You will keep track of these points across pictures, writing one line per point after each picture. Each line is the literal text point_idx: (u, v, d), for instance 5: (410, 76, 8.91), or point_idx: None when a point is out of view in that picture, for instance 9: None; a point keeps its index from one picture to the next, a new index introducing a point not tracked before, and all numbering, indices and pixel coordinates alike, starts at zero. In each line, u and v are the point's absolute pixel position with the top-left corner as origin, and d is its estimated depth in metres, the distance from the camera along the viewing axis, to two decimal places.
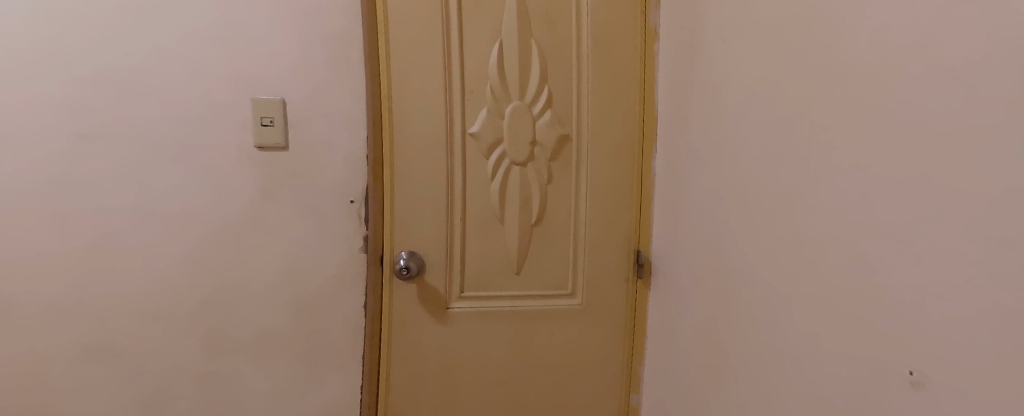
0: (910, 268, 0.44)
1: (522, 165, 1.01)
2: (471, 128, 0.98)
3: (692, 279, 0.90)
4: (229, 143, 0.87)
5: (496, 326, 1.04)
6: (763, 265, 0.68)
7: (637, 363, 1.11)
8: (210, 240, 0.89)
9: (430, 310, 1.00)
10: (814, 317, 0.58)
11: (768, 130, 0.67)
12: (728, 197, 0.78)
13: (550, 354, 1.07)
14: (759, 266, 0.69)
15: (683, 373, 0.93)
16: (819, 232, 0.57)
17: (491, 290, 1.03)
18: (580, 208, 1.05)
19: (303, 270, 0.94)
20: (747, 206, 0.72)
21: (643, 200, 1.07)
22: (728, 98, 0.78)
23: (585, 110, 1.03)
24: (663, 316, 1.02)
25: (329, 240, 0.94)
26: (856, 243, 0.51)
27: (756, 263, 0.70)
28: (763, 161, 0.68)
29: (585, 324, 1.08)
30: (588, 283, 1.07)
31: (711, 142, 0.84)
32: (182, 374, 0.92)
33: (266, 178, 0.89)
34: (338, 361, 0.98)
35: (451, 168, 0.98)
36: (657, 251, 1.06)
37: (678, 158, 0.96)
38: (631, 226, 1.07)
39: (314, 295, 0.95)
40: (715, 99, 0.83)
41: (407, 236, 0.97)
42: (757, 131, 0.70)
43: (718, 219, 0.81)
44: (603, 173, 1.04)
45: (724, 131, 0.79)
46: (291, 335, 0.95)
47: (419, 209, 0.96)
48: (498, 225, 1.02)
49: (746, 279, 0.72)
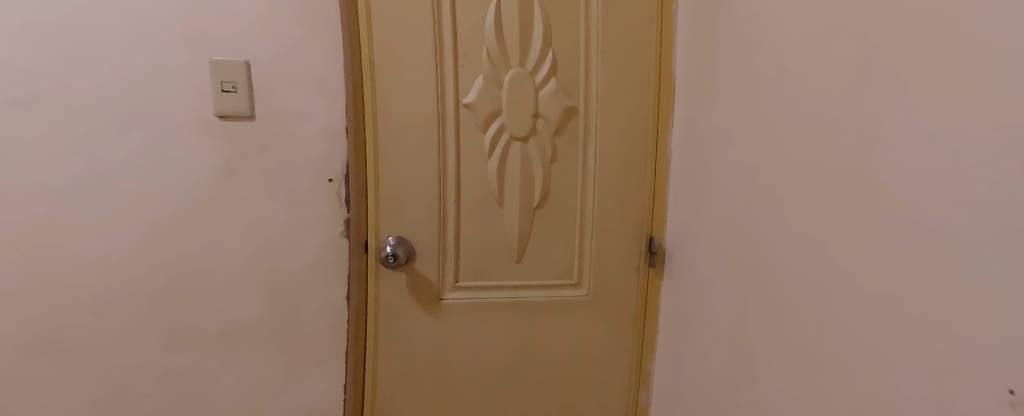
0: (1005, 257, 0.33)
1: (523, 140, 0.90)
2: (466, 98, 0.86)
3: (715, 269, 0.80)
4: (188, 112, 0.76)
5: (494, 319, 0.94)
6: (802, 256, 0.58)
7: (648, 358, 1.02)
8: (172, 222, 0.79)
9: (421, 301, 0.90)
10: (869, 321, 0.48)
11: (811, 92, 0.56)
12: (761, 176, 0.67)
13: (553, 348, 0.98)
14: (798, 258, 0.59)
15: (702, 374, 0.84)
16: (876, 218, 0.45)
17: (489, 279, 0.93)
18: (587, 190, 0.95)
19: (277, 257, 0.83)
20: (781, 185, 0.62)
21: (657, 180, 0.97)
22: (761, 60, 0.67)
23: (594, 79, 0.92)
24: (678, 308, 0.93)
25: (307, 222, 0.84)
26: (927, 229, 0.40)
27: (795, 254, 0.59)
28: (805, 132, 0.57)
29: (592, 318, 0.99)
30: (595, 272, 0.97)
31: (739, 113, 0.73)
32: (142, 370, 0.82)
33: (231, 152, 0.79)
34: (321, 357, 0.89)
35: (444, 143, 0.87)
36: (672, 236, 0.95)
37: (699, 133, 0.85)
38: (643, 209, 0.97)
39: (290, 284, 0.85)
40: (746, 62, 0.71)
41: (394, 220, 0.86)
42: (798, 95, 0.59)
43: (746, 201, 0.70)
44: (613, 150, 0.94)
45: (755, 98, 0.68)
46: (266, 329, 0.85)
47: (408, 189, 0.86)
48: (497, 208, 0.91)
49: (780, 272, 0.62)
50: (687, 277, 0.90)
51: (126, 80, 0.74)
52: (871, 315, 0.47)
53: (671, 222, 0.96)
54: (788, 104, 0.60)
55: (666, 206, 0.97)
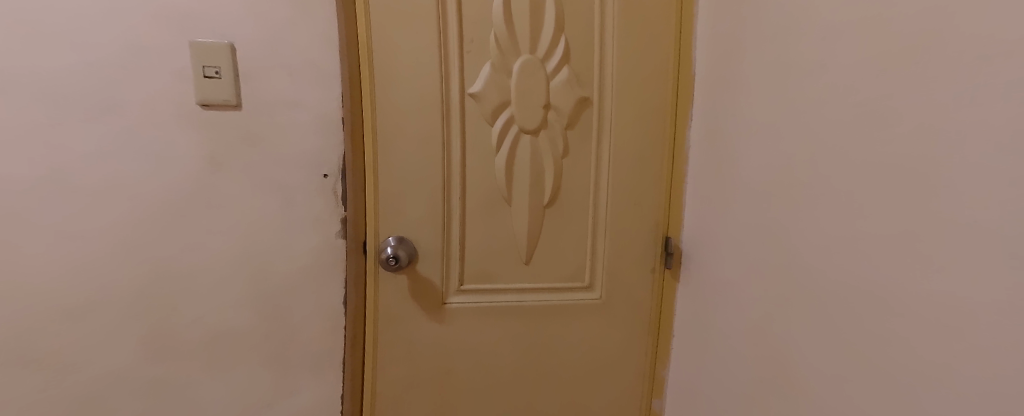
0: None
1: (533, 134, 0.84)
2: (472, 88, 0.80)
3: (737, 273, 0.74)
4: (167, 100, 0.69)
5: (501, 324, 0.88)
6: (838, 261, 0.52)
7: (662, 364, 0.97)
8: (150, 220, 0.72)
9: (424, 306, 0.84)
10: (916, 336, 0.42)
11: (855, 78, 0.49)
12: (789, 173, 0.61)
13: (564, 355, 0.93)
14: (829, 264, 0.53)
15: (717, 383, 0.80)
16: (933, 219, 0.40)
17: (496, 282, 0.87)
18: (600, 187, 0.89)
19: (267, 258, 0.77)
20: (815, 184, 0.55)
21: (673, 176, 0.91)
22: (791, 45, 0.60)
23: (609, 68, 0.86)
24: (694, 312, 0.88)
25: (300, 221, 0.77)
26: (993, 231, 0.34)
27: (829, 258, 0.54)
28: (849, 124, 0.50)
29: (604, 322, 0.93)
30: (608, 274, 0.91)
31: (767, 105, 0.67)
32: (121, 381, 0.76)
33: (216, 144, 0.72)
34: (316, 366, 0.83)
35: (448, 136, 0.80)
36: (689, 236, 0.90)
37: (721, 127, 0.79)
38: (660, 207, 0.91)
39: (282, 287, 0.78)
40: (776, 44, 0.64)
41: (394, 219, 0.80)
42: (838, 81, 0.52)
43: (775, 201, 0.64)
44: (628, 145, 0.88)
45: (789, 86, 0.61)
46: (256, 336, 0.79)
47: (410, 186, 0.79)
48: (505, 206, 0.85)
49: (813, 281, 0.56)
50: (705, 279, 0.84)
51: (95, 63, 0.66)
52: (925, 330, 0.42)
53: (689, 221, 0.90)
54: (826, 93, 0.54)
55: (683, 204, 0.91)
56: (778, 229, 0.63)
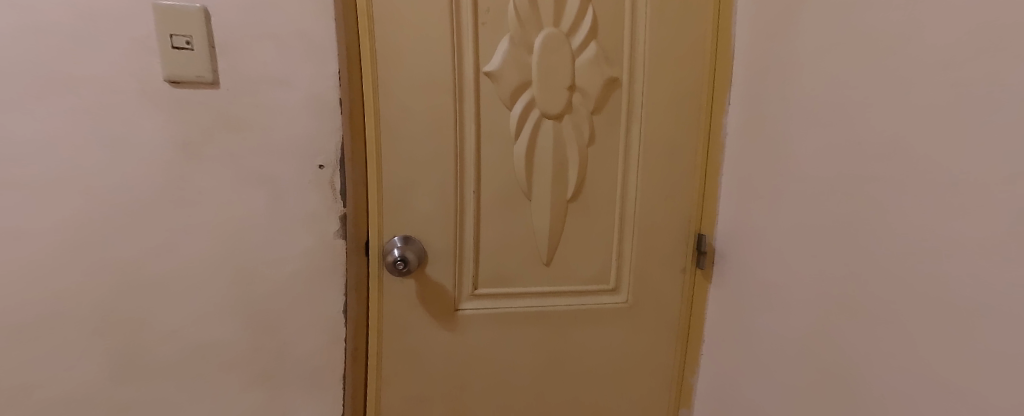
0: None
1: (556, 119, 0.74)
2: (488, 66, 0.69)
3: (783, 279, 0.66)
4: (128, 75, 0.57)
5: (519, 331, 0.81)
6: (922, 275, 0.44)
7: (691, 370, 0.91)
8: (109, 220, 0.60)
9: (435, 313, 0.77)
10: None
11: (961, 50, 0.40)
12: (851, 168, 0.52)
13: (587, 363, 0.86)
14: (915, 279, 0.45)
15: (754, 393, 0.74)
16: None
17: (513, 286, 0.79)
18: (629, 180, 0.80)
19: (255, 263, 0.66)
20: (895, 183, 0.46)
21: (708, 167, 0.82)
22: (864, 17, 0.51)
23: (640, 44, 0.76)
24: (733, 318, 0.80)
25: (292, 220, 0.66)
26: None
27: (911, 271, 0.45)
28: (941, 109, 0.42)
29: (630, 328, 0.86)
30: (635, 276, 0.84)
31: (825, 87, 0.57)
32: (83, 406, 0.65)
33: (188, 128, 0.60)
34: (313, 384, 0.73)
35: (462, 122, 0.70)
36: (726, 234, 0.81)
37: (762, 113, 0.70)
38: (692, 201, 0.83)
39: (272, 296, 0.68)
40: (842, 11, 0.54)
41: (401, 218, 0.71)
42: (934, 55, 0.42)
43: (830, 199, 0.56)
44: (661, 133, 0.79)
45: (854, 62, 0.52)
46: (244, 351, 0.68)
47: (418, 179, 0.70)
48: (525, 202, 0.76)
49: (883, 296, 0.49)
50: (736, 281, 0.78)
51: (36, 29, 0.54)
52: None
53: (725, 217, 0.82)
54: (917, 71, 0.44)
55: (716, 198, 0.83)
56: (838, 230, 0.55)
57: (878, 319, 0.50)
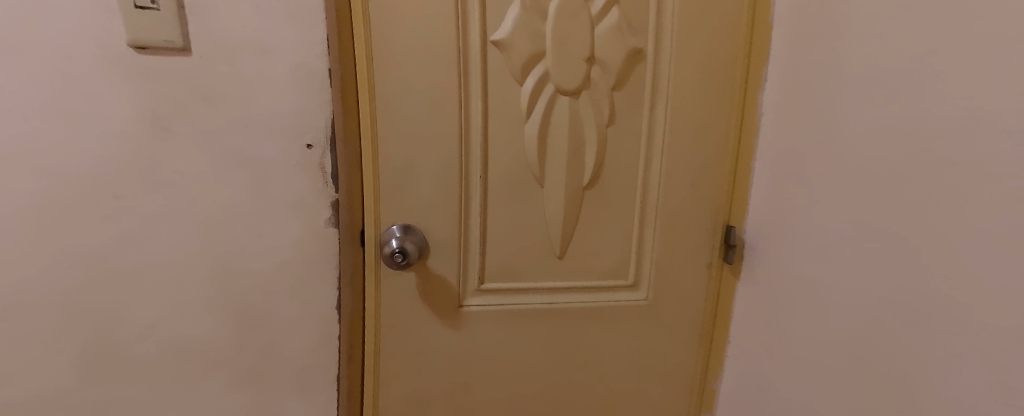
0: None
1: (572, 95, 0.66)
2: (496, 35, 0.62)
3: (828, 278, 0.57)
4: (88, 39, 0.50)
5: (529, 329, 0.74)
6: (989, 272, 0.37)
7: (715, 372, 0.84)
8: (73, 204, 0.53)
9: (437, 309, 0.70)
10: None
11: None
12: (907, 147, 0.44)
13: (602, 364, 0.79)
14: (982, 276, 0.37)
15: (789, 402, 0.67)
16: None
17: (523, 281, 0.72)
18: (653, 164, 0.72)
19: (237, 254, 0.59)
20: (972, 169, 0.38)
21: (740, 151, 0.74)
22: None
23: (668, 11, 0.67)
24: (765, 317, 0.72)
25: (278, 207, 0.59)
26: None
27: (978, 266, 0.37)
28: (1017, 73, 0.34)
29: (649, 326, 0.79)
30: (656, 271, 0.77)
31: (887, 52, 0.48)
32: (52, 407, 0.59)
33: (157, 101, 0.53)
34: (303, 386, 0.66)
35: (467, 98, 0.63)
36: (759, 225, 0.73)
37: (805, 88, 0.62)
38: (722, 188, 0.75)
39: (256, 290, 0.61)
40: None
41: (400, 204, 0.64)
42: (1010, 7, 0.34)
43: (885, 189, 0.47)
44: (690, 112, 0.70)
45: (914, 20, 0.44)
46: (228, 350, 0.62)
47: (419, 162, 0.63)
48: (537, 188, 0.68)
49: (945, 297, 0.41)
50: (770, 279, 0.70)
51: None
52: None
53: (758, 206, 0.74)
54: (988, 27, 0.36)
55: (748, 185, 0.75)
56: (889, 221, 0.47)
57: (943, 325, 0.42)
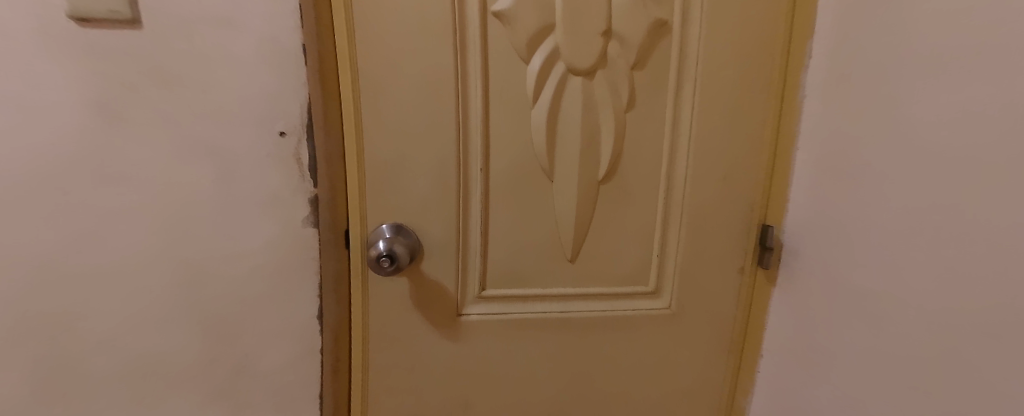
0: None
1: (586, 76, 0.57)
2: (498, 4, 0.53)
3: (886, 290, 0.48)
4: (23, 9, 0.43)
5: (536, 341, 0.66)
6: None
7: (744, 389, 0.75)
8: (16, 200, 0.47)
9: (433, 319, 0.62)
10: None
11: None
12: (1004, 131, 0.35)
13: (618, 379, 0.71)
14: None
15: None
16: None
17: (530, 288, 0.64)
18: (678, 156, 0.63)
19: (203, 258, 0.52)
20: None
21: (778, 140, 0.64)
22: None
23: None
24: (803, 329, 0.64)
25: (248, 205, 0.51)
26: None
27: None
28: None
29: (672, 338, 0.71)
30: (680, 276, 0.68)
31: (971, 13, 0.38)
32: None
33: (105, 82, 0.46)
34: (283, 404, 0.60)
35: (465, 79, 0.55)
36: (800, 225, 0.64)
37: (861, 64, 0.51)
38: (756, 182, 0.66)
39: (226, 298, 0.54)
40: None
41: (389, 201, 0.56)
42: None
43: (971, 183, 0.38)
44: (721, 94, 0.61)
45: None
46: (198, 364, 0.56)
47: (410, 153, 0.55)
48: (546, 183, 0.60)
49: None
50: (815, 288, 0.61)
51: None
52: None
53: (799, 203, 0.64)
54: None
55: (787, 179, 0.65)
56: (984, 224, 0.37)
57: None
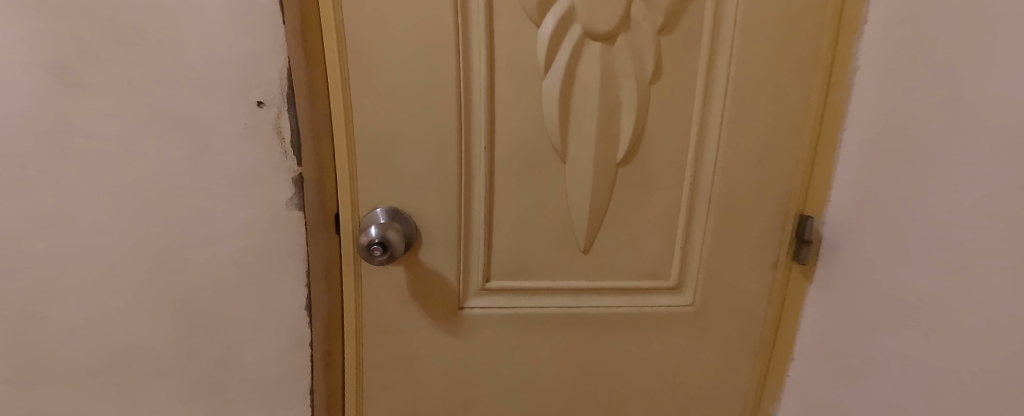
0: None
1: (605, 42, 0.50)
2: None
3: (954, 294, 0.41)
4: None
5: (544, 338, 0.61)
6: None
7: (771, 394, 0.69)
8: None
9: (432, 313, 0.57)
10: None
11: None
12: None
13: (632, 380, 0.65)
14: None
15: None
16: None
17: (538, 281, 0.58)
18: (709, 136, 0.56)
19: (179, 242, 0.48)
20: None
21: (824, 118, 0.56)
22: None
23: None
24: (841, 335, 0.57)
25: (225, 184, 0.47)
26: None
27: None
28: None
29: (693, 338, 0.65)
30: (706, 271, 0.62)
31: None
32: None
33: (62, 43, 0.41)
34: (272, 398, 0.57)
35: (467, 44, 0.48)
36: (844, 218, 0.56)
37: (933, 24, 0.43)
38: (795, 167, 0.58)
39: (207, 287, 0.50)
40: None
41: (384, 183, 0.51)
42: None
43: None
44: (760, 65, 0.53)
45: None
46: (180, 355, 0.52)
47: (405, 128, 0.49)
48: (558, 164, 0.54)
49: None
50: (860, 289, 0.53)
51: None
52: None
53: (844, 191, 0.56)
54: None
55: (831, 163, 0.57)
56: None
57: None
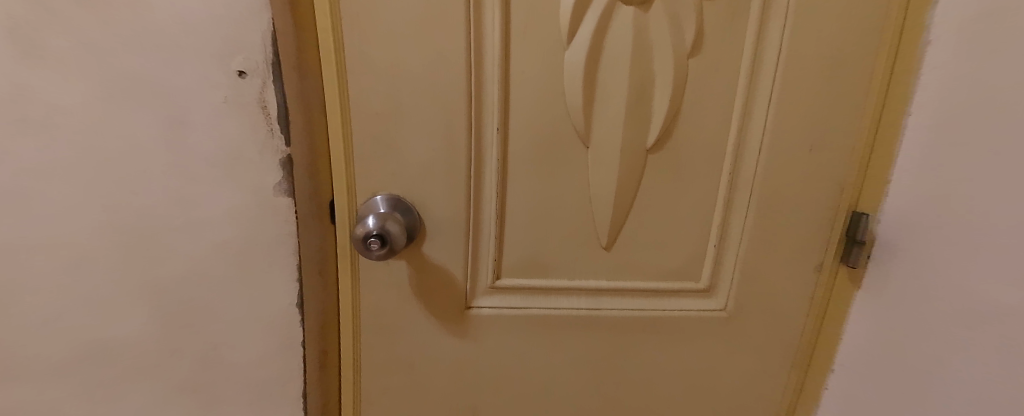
0: None
1: (638, 8, 0.43)
2: None
3: None
4: None
5: (559, 343, 0.55)
6: None
7: (805, 409, 0.62)
8: None
9: (436, 312, 0.52)
10: None
11: None
12: None
13: (653, 389, 0.59)
14: None
15: None
16: None
17: (554, 279, 0.53)
18: (753, 120, 0.49)
19: (157, 229, 0.43)
20: None
21: (885, 101, 0.49)
22: None
23: None
24: (893, 350, 0.50)
25: (206, 165, 0.42)
26: None
27: None
28: None
29: (724, 345, 0.58)
30: (742, 272, 0.55)
31: None
32: None
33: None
34: (261, 400, 0.52)
35: (480, 8, 0.42)
36: (903, 215, 0.48)
37: None
38: (850, 157, 0.51)
39: (189, 279, 0.46)
40: None
41: (384, 167, 0.45)
42: None
43: None
44: (818, 38, 0.46)
45: None
46: (160, 351, 0.48)
47: (408, 105, 0.43)
48: (580, 149, 0.48)
49: None
50: (926, 302, 0.46)
51: None
52: None
53: (903, 186, 0.48)
54: None
55: (891, 154, 0.49)
56: None
57: None
